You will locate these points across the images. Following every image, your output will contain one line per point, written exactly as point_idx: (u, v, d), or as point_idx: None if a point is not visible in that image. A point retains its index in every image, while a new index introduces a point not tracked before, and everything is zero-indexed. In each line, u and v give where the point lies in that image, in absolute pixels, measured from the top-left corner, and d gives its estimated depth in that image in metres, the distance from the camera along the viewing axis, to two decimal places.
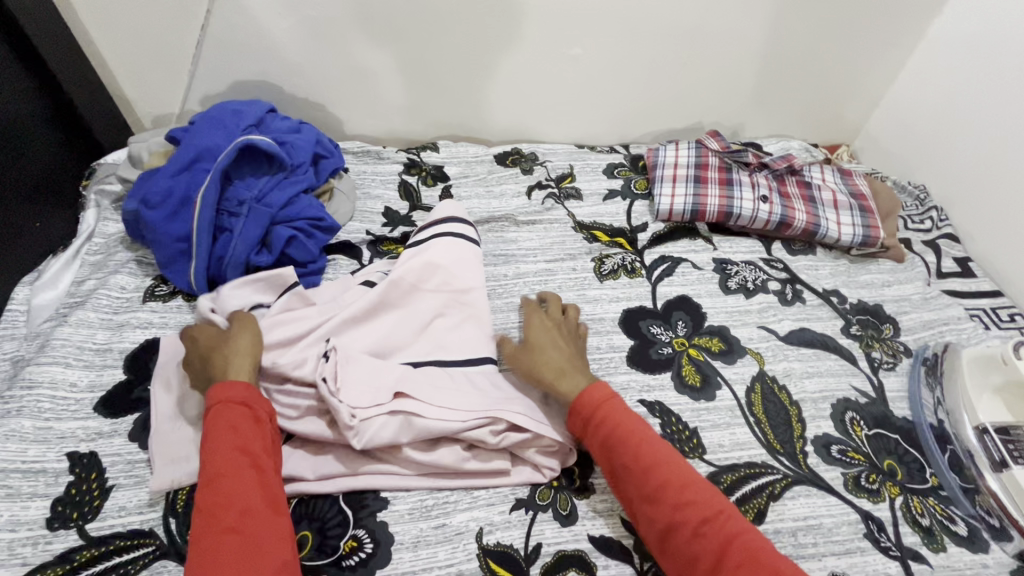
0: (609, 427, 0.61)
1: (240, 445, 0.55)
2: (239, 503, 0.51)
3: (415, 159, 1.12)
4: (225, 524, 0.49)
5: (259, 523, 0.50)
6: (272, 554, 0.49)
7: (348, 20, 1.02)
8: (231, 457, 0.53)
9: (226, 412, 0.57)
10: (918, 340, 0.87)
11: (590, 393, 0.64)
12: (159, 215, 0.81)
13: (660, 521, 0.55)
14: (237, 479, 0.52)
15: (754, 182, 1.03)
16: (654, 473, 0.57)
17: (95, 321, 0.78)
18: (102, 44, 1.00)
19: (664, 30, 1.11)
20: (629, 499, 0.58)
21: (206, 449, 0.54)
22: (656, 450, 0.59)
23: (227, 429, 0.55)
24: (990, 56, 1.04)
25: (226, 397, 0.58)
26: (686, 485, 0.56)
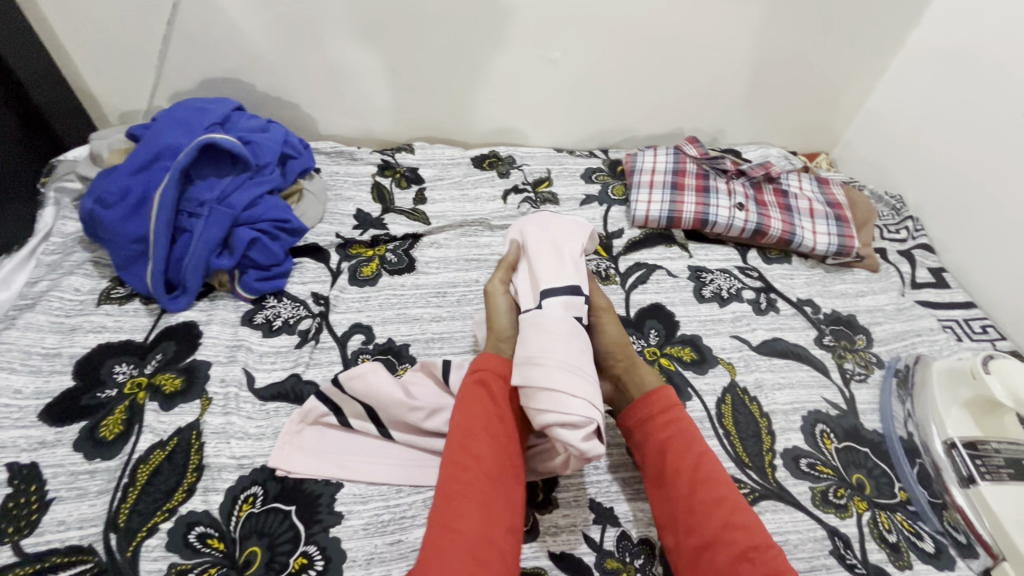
0: (675, 430, 0.62)
1: (493, 410, 0.61)
2: (487, 461, 0.56)
3: (389, 160, 1.10)
4: (476, 475, 0.55)
5: (503, 487, 0.55)
6: (507, 518, 0.54)
7: (321, 18, 1.00)
8: (485, 418, 0.60)
9: (484, 376, 0.64)
10: (890, 351, 0.86)
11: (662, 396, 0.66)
12: (115, 214, 0.78)
13: (703, 534, 0.55)
14: (486, 439, 0.58)
15: (731, 190, 1.02)
16: (711, 485, 0.57)
17: (45, 325, 0.75)
18: (66, 37, 0.97)
19: (643, 34, 1.10)
20: (671, 505, 0.58)
21: (462, 405, 0.61)
22: (719, 467, 0.59)
23: (483, 394, 0.62)
24: (968, 68, 1.04)
25: (488, 367, 0.65)
26: (742, 510, 0.55)
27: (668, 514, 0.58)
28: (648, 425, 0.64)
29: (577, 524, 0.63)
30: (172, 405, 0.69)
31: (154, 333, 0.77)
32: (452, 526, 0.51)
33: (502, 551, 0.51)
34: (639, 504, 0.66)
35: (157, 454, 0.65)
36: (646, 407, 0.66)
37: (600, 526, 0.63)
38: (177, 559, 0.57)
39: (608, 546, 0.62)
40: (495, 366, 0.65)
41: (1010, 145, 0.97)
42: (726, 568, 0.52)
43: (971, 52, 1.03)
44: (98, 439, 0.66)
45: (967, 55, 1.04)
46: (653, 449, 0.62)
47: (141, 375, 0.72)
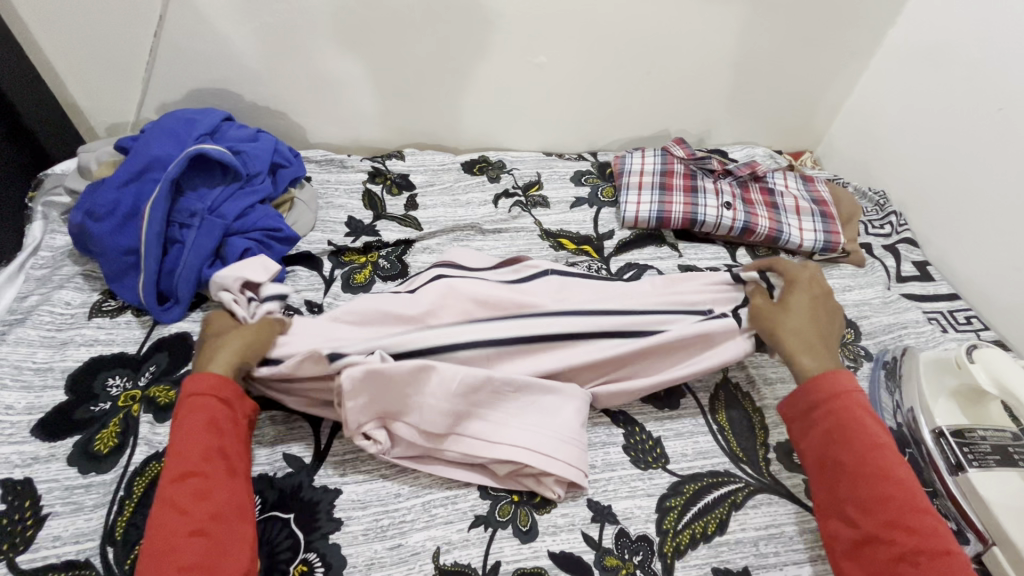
0: (839, 421, 0.61)
1: (214, 446, 0.57)
2: (205, 508, 0.53)
3: (380, 167, 1.11)
4: (190, 527, 0.51)
5: (226, 530, 0.53)
6: (235, 561, 0.52)
7: (309, 27, 1.00)
8: (200, 458, 0.56)
9: (206, 407, 0.59)
10: (878, 344, 0.88)
11: (825, 380, 0.64)
12: (105, 227, 0.78)
13: (861, 528, 0.56)
14: (207, 480, 0.55)
15: (718, 189, 1.04)
16: (877, 481, 0.57)
17: (36, 339, 0.74)
18: (51, 51, 0.97)
19: (629, 39, 1.11)
20: (833, 495, 0.59)
21: (176, 444, 0.56)
22: (889, 462, 0.58)
23: (204, 429, 0.58)
24: (945, 66, 1.07)
25: (198, 390, 0.60)
26: (911, 509, 0.55)
27: (828, 501, 0.60)
28: (811, 413, 0.63)
29: (576, 523, 0.64)
30: (167, 417, 0.69)
31: (148, 345, 0.77)
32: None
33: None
34: (637, 502, 0.66)
35: (153, 466, 0.64)
36: (803, 398, 0.65)
37: (598, 524, 0.64)
38: None
39: (607, 544, 0.62)
40: (216, 393, 0.60)
41: (987, 140, 1.00)
42: (882, 563, 0.54)
43: (947, 51, 1.06)
44: (92, 453, 0.65)
45: (944, 53, 1.07)
46: (813, 439, 0.62)
47: (135, 387, 0.72)
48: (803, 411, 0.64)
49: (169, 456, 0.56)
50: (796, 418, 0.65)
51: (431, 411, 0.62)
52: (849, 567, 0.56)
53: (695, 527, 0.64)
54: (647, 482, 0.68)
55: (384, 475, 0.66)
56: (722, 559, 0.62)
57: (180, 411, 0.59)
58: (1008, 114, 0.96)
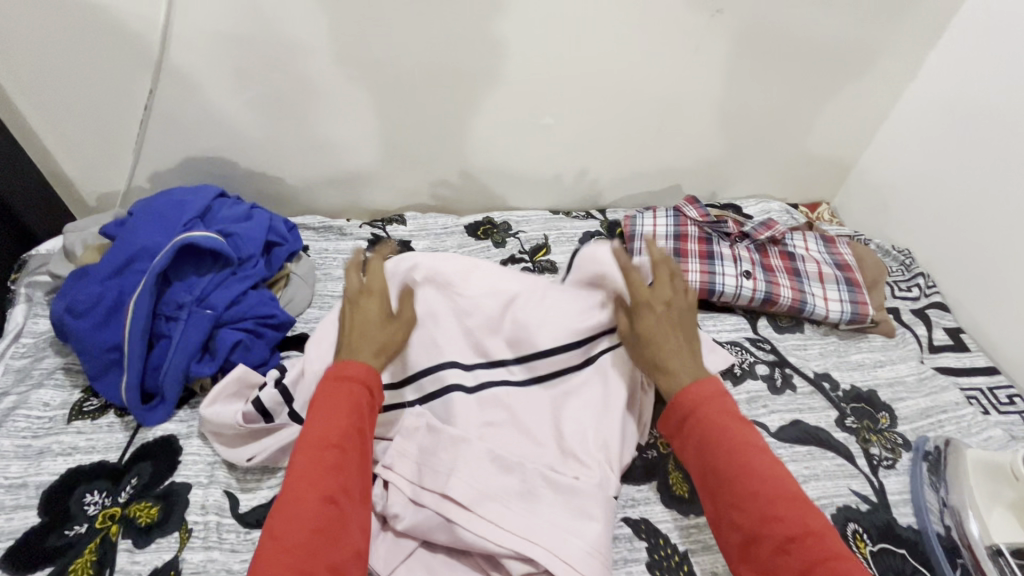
0: (702, 426, 0.56)
1: (357, 425, 0.55)
2: (337, 482, 0.51)
3: (380, 234, 1.06)
4: (321, 497, 0.50)
5: (352, 511, 0.51)
6: (350, 544, 0.50)
7: (306, 96, 0.97)
8: (343, 432, 0.54)
9: (353, 387, 0.58)
10: (917, 431, 0.81)
11: (699, 389, 0.59)
12: (87, 324, 0.73)
13: (745, 530, 0.51)
14: (345, 456, 0.53)
15: (736, 255, 0.98)
16: (746, 479, 0.52)
17: (10, 451, 0.69)
18: (39, 126, 0.93)
19: (636, 97, 1.08)
20: (714, 502, 0.54)
21: (321, 416, 0.55)
22: (762, 460, 0.53)
23: (349, 410, 0.56)
24: (966, 121, 1.03)
25: (337, 374, 0.59)
26: (788, 500, 0.51)
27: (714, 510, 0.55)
28: (679, 425, 0.59)
29: None
30: (148, 541, 0.63)
31: (130, 452, 0.71)
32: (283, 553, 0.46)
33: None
34: None
35: None
36: (671, 410, 0.60)
37: None
38: None
39: None
40: (365, 381, 0.59)
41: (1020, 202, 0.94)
42: (770, 564, 0.49)
43: (971, 106, 1.02)
44: None
45: (966, 108, 1.03)
46: (687, 449, 0.57)
47: (115, 505, 0.66)
48: (678, 425, 0.59)
49: (306, 429, 0.54)
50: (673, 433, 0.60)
51: (458, 478, 0.66)
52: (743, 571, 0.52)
53: None
54: None
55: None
56: None
57: (327, 389, 0.58)
58: None
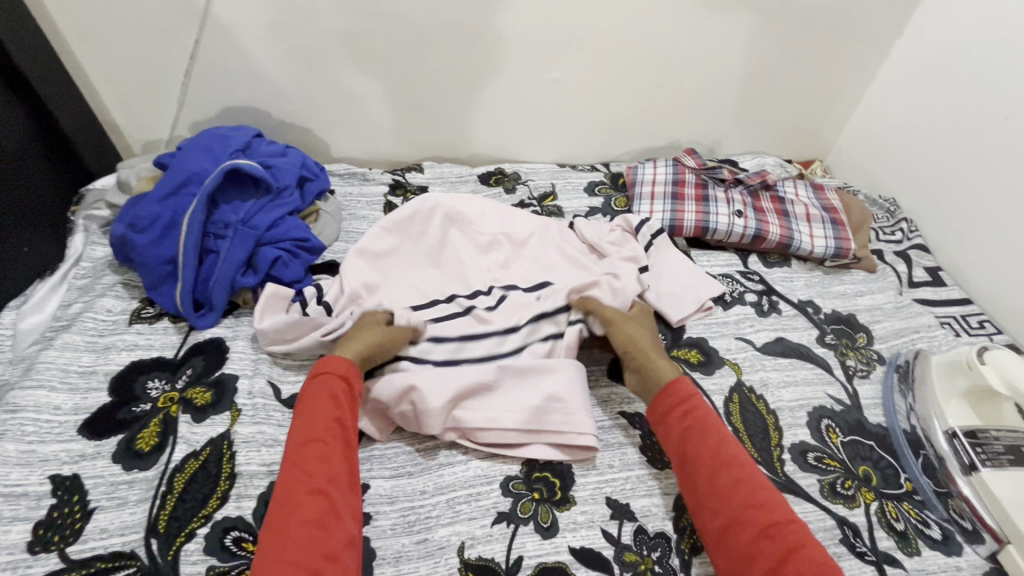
0: (694, 418, 0.66)
1: (337, 417, 0.63)
2: (324, 470, 0.58)
3: (400, 180, 1.15)
4: (312, 487, 0.57)
5: (342, 494, 0.58)
6: (345, 526, 0.56)
7: (334, 49, 1.06)
8: (323, 427, 0.62)
9: (328, 382, 0.66)
10: (891, 348, 0.89)
11: (676, 386, 0.70)
12: (146, 238, 0.82)
13: (724, 517, 0.59)
14: (327, 446, 0.60)
15: (730, 198, 1.06)
16: (730, 471, 0.61)
17: (81, 344, 0.79)
18: (94, 74, 1.03)
19: (639, 54, 1.15)
20: (695, 487, 0.62)
21: (305, 415, 0.63)
22: (733, 450, 0.63)
23: (328, 400, 0.64)
24: (950, 76, 1.10)
25: (328, 367, 0.68)
26: (760, 490, 0.60)
27: (694, 499, 0.62)
28: (667, 417, 0.68)
29: (595, 519, 0.66)
30: (203, 417, 0.72)
31: (184, 349, 0.81)
32: (283, 538, 0.52)
33: (339, 558, 0.53)
34: (654, 500, 0.68)
35: (191, 463, 0.68)
36: (662, 400, 0.69)
37: (617, 521, 0.66)
38: (215, 562, 0.60)
39: (626, 541, 0.64)
40: (338, 371, 0.67)
41: (995, 148, 1.01)
42: (747, 544, 0.56)
43: (954, 62, 1.09)
44: (135, 450, 0.69)
45: (949, 65, 1.10)
46: (673, 436, 0.67)
47: (173, 389, 0.75)
48: (666, 411, 0.69)
49: (294, 426, 0.63)
50: (660, 417, 0.69)
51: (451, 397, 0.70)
52: (722, 560, 0.58)
53: None
54: (664, 481, 0.70)
55: (414, 450, 0.72)
56: None
57: (310, 386, 0.66)
58: (1015, 121, 0.98)
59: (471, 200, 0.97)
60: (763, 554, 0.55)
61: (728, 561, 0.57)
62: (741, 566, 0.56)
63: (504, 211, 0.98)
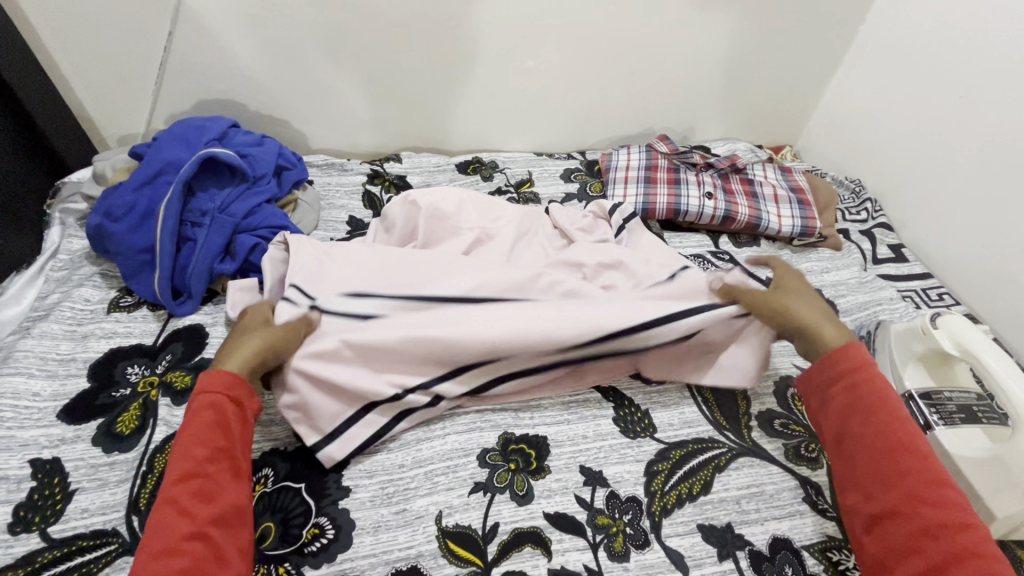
0: (860, 393, 0.63)
1: (223, 446, 0.58)
2: (210, 507, 0.54)
3: (378, 170, 1.16)
4: (189, 530, 0.52)
5: (224, 534, 0.53)
6: (232, 567, 0.52)
7: (310, 41, 1.07)
8: (205, 458, 0.56)
9: (215, 404, 0.60)
10: (855, 320, 0.92)
11: (849, 354, 0.65)
12: (122, 227, 0.83)
13: (882, 503, 0.57)
14: (211, 481, 0.56)
15: (700, 181, 1.09)
16: (900, 455, 0.58)
17: (59, 333, 0.79)
18: (67, 67, 1.03)
19: (611, 43, 1.18)
20: (853, 467, 0.60)
21: (183, 444, 0.57)
22: (906, 435, 0.59)
23: (212, 427, 0.59)
24: (910, 60, 1.14)
25: (206, 388, 0.61)
26: (935, 483, 0.56)
27: (847, 476, 0.61)
28: (829, 387, 0.65)
29: (569, 486, 0.68)
30: (183, 400, 0.73)
31: (164, 336, 0.82)
32: None
33: None
34: (626, 467, 0.70)
35: (172, 444, 0.69)
36: (831, 367, 0.65)
37: (590, 488, 0.68)
38: None
39: (598, 505, 0.67)
40: (227, 392, 0.61)
41: (954, 128, 1.05)
42: (904, 534, 0.54)
43: (913, 46, 1.13)
44: (115, 433, 0.70)
45: (909, 49, 1.14)
46: (832, 409, 0.64)
47: (153, 374, 0.76)
48: (832, 381, 0.65)
49: (172, 458, 0.57)
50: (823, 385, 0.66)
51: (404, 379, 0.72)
52: (870, 543, 0.57)
53: (681, 488, 0.68)
54: (636, 449, 0.72)
55: None
56: (707, 516, 0.66)
57: (192, 407, 0.60)
58: (970, 102, 1.02)
59: (446, 194, 0.97)
60: (927, 550, 0.52)
61: (879, 548, 0.56)
62: (895, 555, 0.54)
63: (479, 200, 0.99)
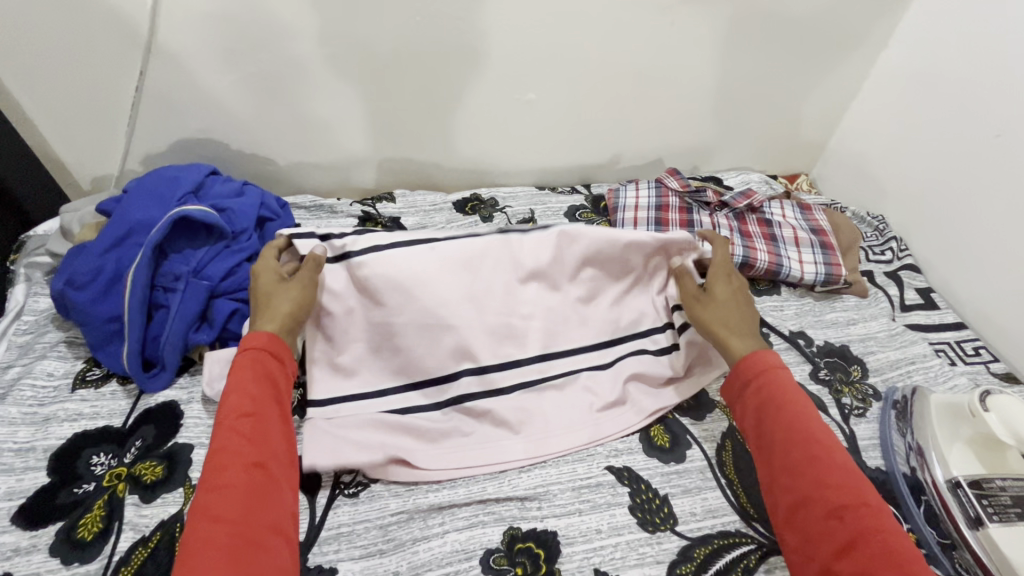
0: (767, 389, 0.65)
1: (274, 394, 0.62)
2: (267, 446, 0.58)
3: (370, 211, 1.09)
4: (251, 460, 0.55)
5: (279, 470, 0.57)
6: (285, 500, 0.56)
7: (295, 77, 0.99)
8: (263, 402, 0.60)
9: (257, 359, 0.64)
10: (887, 382, 0.85)
11: (755, 358, 0.68)
12: (87, 295, 0.75)
13: (796, 494, 0.58)
14: (266, 424, 0.59)
15: (715, 223, 1.02)
16: (801, 445, 0.60)
17: (18, 416, 0.72)
18: (32, 109, 0.95)
19: (618, 72, 1.10)
20: (768, 462, 0.62)
21: (234, 390, 0.60)
22: (808, 425, 0.61)
23: (262, 376, 0.62)
24: (936, 89, 1.07)
25: (255, 345, 0.65)
26: (834, 468, 0.58)
27: (765, 474, 0.62)
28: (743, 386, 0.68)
29: None
30: (154, 496, 0.66)
31: (134, 416, 0.74)
32: (223, 509, 0.51)
33: (283, 528, 0.54)
34: (645, 570, 0.63)
35: (139, 552, 0.62)
36: (735, 375, 0.68)
37: None
38: None
39: None
40: (273, 350, 0.65)
41: (987, 166, 0.98)
42: (819, 522, 0.55)
43: (940, 75, 1.06)
44: (75, 540, 0.62)
45: (936, 77, 1.07)
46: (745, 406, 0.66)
47: (121, 464, 0.69)
48: (740, 386, 0.68)
49: (224, 402, 0.59)
50: (738, 391, 0.68)
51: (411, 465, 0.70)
52: (790, 534, 0.58)
53: None
54: (655, 547, 0.65)
55: (387, 524, 0.66)
56: None
57: (240, 359, 0.63)
58: (1005, 138, 0.95)
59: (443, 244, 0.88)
60: (835, 532, 0.54)
61: (797, 539, 0.57)
62: (812, 544, 0.55)
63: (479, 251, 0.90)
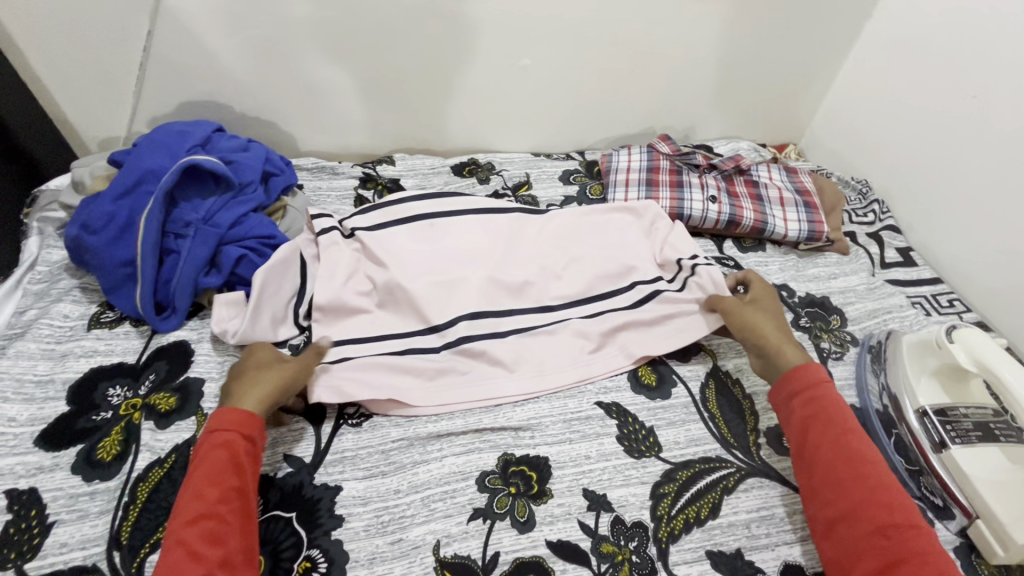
0: (819, 407, 0.65)
1: (235, 485, 0.58)
2: (218, 550, 0.53)
3: (371, 173, 1.12)
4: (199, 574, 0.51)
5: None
6: None
7: (296, 40, 1.02)
8: (217, 499, 0.56)
9: (228, 441, 0.60)
10: (863, 329, 0.90)
11: (806, 371, 0.68)
12: (102, 239, 0.79)
13: (841, 508, 0.59)
14: (222, 524, 0.55)
15: (704, 183, 1.06)
16: (851, 463, 0.61)
17: (36, 352, 0.76)
18: (41, 68, 0.98)
19: (611, 39, 1.13)
20: (811, 478, 0.63)
21: (195, 485, 0.57)
22: (858, 446, 0.62)
23: (226, 463, 0.59)
24: (919, 56, 1.10)
25: (219, 426, 0.61)
26: (883, 488, 0.58)
27: (806, 485, 0.63)
28: (792, 401, 0.67)
29: (571, 512, 0.65)
30: (168, 423, 0.70)
31: (147, 353, 0.78)
32: None
33: None
34: (631, 490, 0.68)
35: (155, 471, 0.66)
36: (785, 386, 0.69)
37: (594, 513, 0.66)
38: None
39: (603, 532, 0.64)
40: (240, 430, 0.61)
41: (963, 128, 1.02)
42: (857, 539, 0.57)
43: (922, 42, 1.09)
44: (95, 460, 0.66)
45: (918, 44, 1.10)
46: (795, 423, 0.66)
47: (136, 396, 0.73)
48: (788, 396, 0.68)
49: (180, 502, 0.56)
50: (782, 401, 0.69)
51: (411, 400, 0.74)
52: (829, 546, 0.59)
53: (688, 512, 0.66)
54: (641, 470, 0.70)
55: (388, 449, 0.70)
56: (715, 542, 0.64)
57: (204, 445, 0.60)
58: (982, 101, 0.99)
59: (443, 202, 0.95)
60: (875, 550, 0.55)
61: (834, 548, 0.58)
62: (850, 557, 0.57)
63: (475, 206, 0.94)
